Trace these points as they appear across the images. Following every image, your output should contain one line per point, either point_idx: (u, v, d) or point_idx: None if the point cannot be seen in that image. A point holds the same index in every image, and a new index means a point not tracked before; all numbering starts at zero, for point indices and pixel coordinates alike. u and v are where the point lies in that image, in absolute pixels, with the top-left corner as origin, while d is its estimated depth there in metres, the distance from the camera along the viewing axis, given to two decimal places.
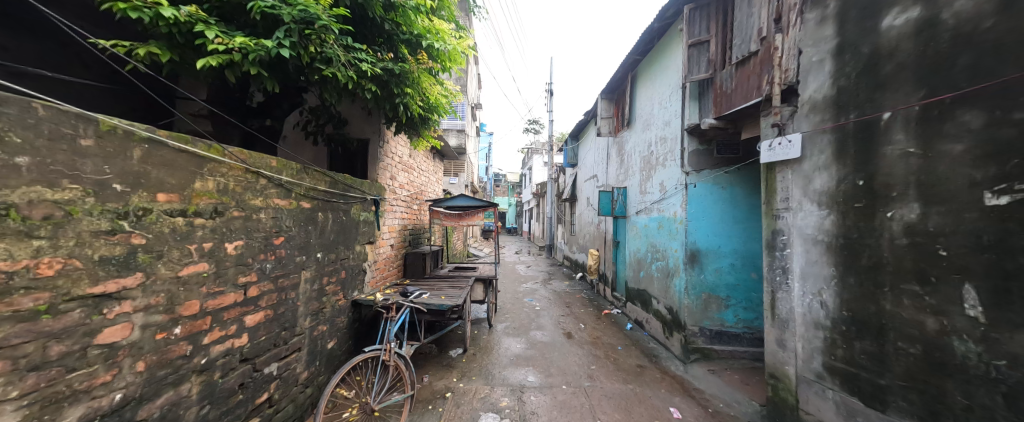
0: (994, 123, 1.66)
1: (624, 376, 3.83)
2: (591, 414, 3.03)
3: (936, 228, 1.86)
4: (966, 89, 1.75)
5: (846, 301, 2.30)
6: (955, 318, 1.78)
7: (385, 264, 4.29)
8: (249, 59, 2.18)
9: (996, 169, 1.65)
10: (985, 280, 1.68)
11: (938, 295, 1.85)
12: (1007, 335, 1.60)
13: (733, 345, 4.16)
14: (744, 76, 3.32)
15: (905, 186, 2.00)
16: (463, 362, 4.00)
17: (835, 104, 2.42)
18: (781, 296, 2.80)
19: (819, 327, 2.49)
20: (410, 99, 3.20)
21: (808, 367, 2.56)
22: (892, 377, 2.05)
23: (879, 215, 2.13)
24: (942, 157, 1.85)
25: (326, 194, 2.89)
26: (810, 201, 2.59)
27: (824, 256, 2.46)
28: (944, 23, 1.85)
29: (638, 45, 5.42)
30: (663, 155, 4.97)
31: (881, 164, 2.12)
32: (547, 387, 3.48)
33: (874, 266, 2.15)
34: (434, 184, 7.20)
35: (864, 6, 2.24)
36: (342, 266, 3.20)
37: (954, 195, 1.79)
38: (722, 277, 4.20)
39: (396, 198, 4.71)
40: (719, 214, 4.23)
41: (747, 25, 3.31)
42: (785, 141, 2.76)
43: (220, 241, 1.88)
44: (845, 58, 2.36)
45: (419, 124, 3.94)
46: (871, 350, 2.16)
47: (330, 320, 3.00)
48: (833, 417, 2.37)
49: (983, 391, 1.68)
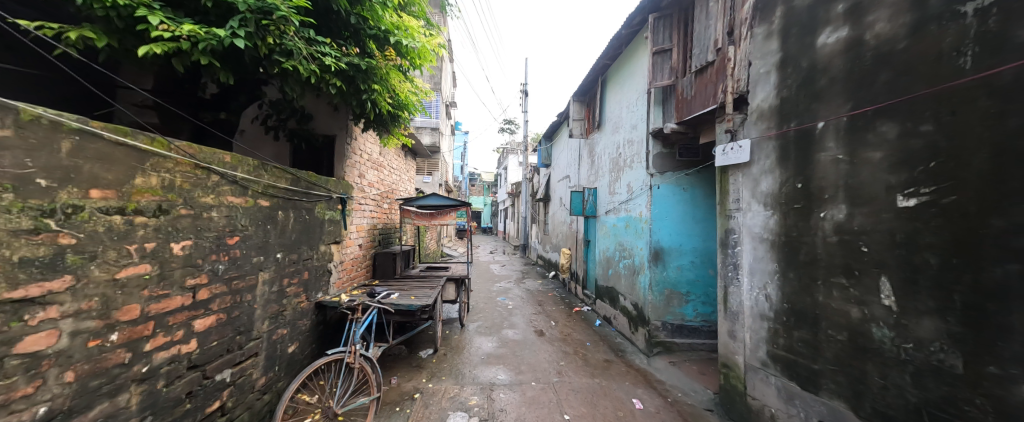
0: (907, 134, 1.87)
1: (591, 370, 3.95)
2: (559, 409, 3.11)
3: (859, 227, 2.08)
4: (882, 103, 1.97)
5: (787, 294, 2.52)
6: (873, 307, 1.99)
7: (353, 264, 4.17)
8: (199, 48, 2.06)
9: (905, 174, 1.87)
10: (898, 273, 1.89)
11: (861, 287, 2.07)
12: (915, 321, 1.81)
13: (693, 338, 4.40)
14: (702, 85, 3.53)
15: (836, 189, 2.22)
16: (433, 362, 3.97)
17: (779, 114, 2.64)
18: (733, 290, 3.01)
19: (764, 318, 2.70)
20: (378, 96, 3.14)
21: (755, 355, 2.77)
22: (823, 362, 2.26)
23: (814, 215, 2.35)
24: (864, 163, 2.06)
25: (287, 192, 2.77)
26: (757, 202, 2.81)
27: (769, 253, 2.67)
28: (867, 43, 2.07)
29: (607, 50, 5.59)
30: (630, 157, 5.18)
31: (817, 169, 2.34)
32: (516, 384, 3.53)
33: (810, 261, 2.37)
34: (406, 183, 7.06)
35: (804, 24, 2.45)
36: (305, 266, 3.09)
37: (874, 197, 2.00)
38: (683, 274, 4.43)
39: (365, 197, 4.59)
40: (681, 214, 4.47)
41: (705, 36, 3.51)
42: (737, 146, 2.97)
43: (165, 241, 1.76)
44: (787, 71, 2.58)
45: (388, 122, 3.84)
46: (807, 338, 2.37)
47: (291, 323, 2.88)
48: (776, 401, 2.58)
49: (896, 372, 1.89)
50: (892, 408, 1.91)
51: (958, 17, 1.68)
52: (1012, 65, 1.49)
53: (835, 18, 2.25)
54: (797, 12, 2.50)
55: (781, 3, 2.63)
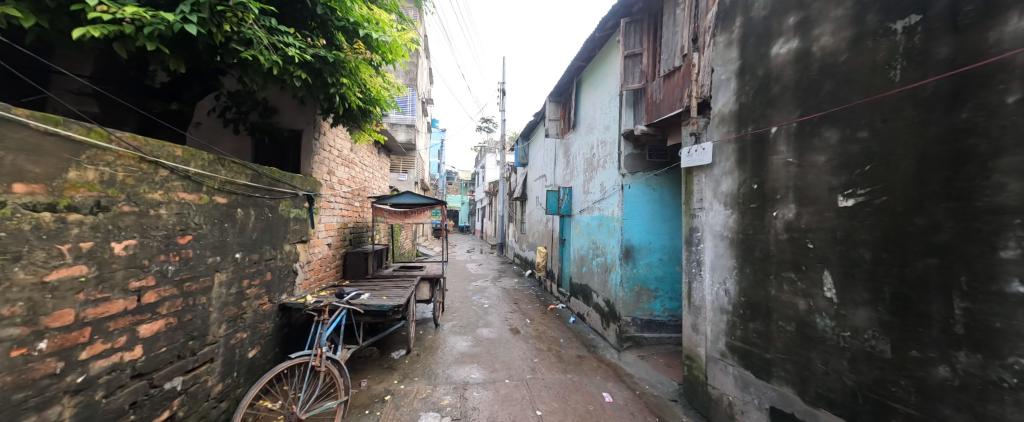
0: (846, 139, 2.03)
1: (564, 366, 4.02)
2: (531, 406, 3.14)
3: (806, 225, 2.25)
4: (827, 110, 2.14)
5: (744, 288, 2.68)
6: (818, 299, 2.16)
7: (321, 265, 4.01)
8: (144, 33, 1.91)
9: (845, 176, 2.03)
10: (838, 268, 2.06)
11: (807, 281, 2.23)
12: (852, 311, 1.98)
13: (661, 332, 4.58)
14: (670, 89, 3.69)
15: (786, 190, 2.38)
16: (406, 363, 3.90)
17: (738, 118, 2.79)
18: (696, 286, 3.17)
19: (723, 311, 2.86)
20: (347, 90, 3.05)
21: (715, 347, 2.92)
22: (775, 351, 2.42)
23: (768, 214, 2.51)
24: (811, 166, 2.22)
25: (247, 189, 2.63)
26: (718, 202, 2.96)
27: (729, 250, 2.83)
28: (814, 55, 2.23)
29: (582, 52, 5.70)
30: (603, 158, 5.31)
31: (770, 171, 2.50)
32: (490, 382, 3.54)
33: (764, 257, 2.53)
34: (379, 181, 6.89)
35: (759, 34, 2.61)
36: (267, 267, 2.94)
37: (819, 198, 2.17)
38: (652, 271, 4.60)
39: (334, 195, 4.43)
40: (651, 213, 4.63)
41: (672, 42, 3.65)
42: (700, 148, 3.13)
43: (104, 241, 1.62)
44: (745, 78, 2.74)
45: (359, 117, 3.72)
46: (761, 329, 2.53)
47: (251, 327, 2.74)
48: (733, 389, 2.73)
49: (836, 358, 2.06)
50: (833, 391, 2.07)
51: (889, 33, 1.85)
52: (934, 79, 1.66)
53: (786, 30, 2.41)
54: (754, 23, 2.66)
55: (740, 14, 2.79)
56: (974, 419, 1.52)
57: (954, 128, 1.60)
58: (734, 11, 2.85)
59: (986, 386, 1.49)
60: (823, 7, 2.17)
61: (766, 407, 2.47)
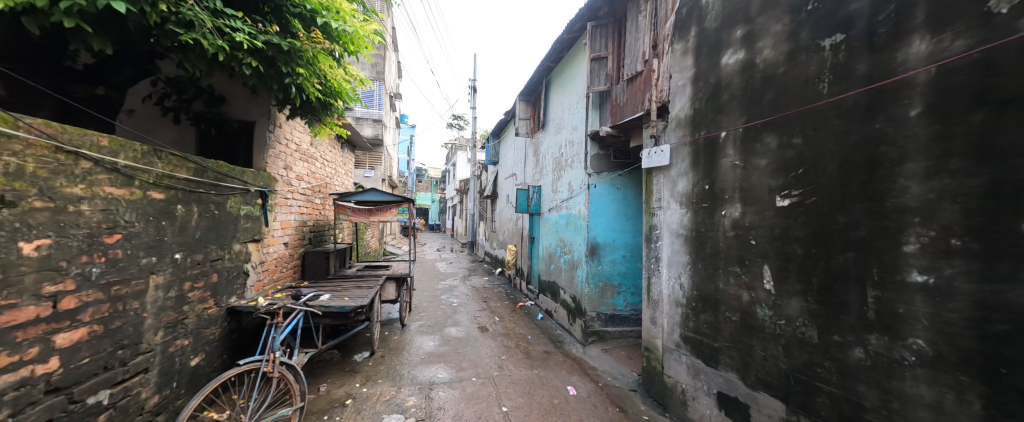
0: (783, 145, 2.22)
1: (530, 362, 4.08)
2: (496, 402, 3.16)
3: (749, 223, 2.44)
4: (768, 118, 2.33)
5: (696, 282, 2.86)
6: (759, 291, 2.36)
7: (276, 265, 3.78)
8: (61, 8, 1.70)
9: (783, 179, 2.23)
10: (776, 262, 2.26)
11: (750, 274, 2.42)
12: (786, 301, 2.18)
13: (623, 326, 4.77)
14: (633, 92, 3.85)
15: (733, 191, 2.56)
16: (369, 366, 3.78)
17: (692, 123, 2.97)
18: (655, 281, 3.35)
19: (678, 304, 3.04)
20: (304, 81, 2.89)
21: (670, 338, 3.10)
22: (722, 340, 2.61)
23: (717, 213, 2.70)
24: (754, 169, 2.41)
25: (189, 183, 2.43)
26: (675, 201, 3.14)
27: (684, 247, 3.00)
28: (758, 66, 2.42)
29: (551, 53, 5.79)
30: (571, 158, 5.43)
31: (720, 173, 2.69)
32: (456, 381, 3.52)
33: (714, 253, 2.72)
34: (342, 177, 6.61)
35: (712, 44, 2.78)
36: (213, 268, 2.74)
37: (760, 198, 2.36)
38: (616, 268, 4.78)
39: (292, 191, 4.19)
40: (615, 211, 4.81)
41: (635, 47, 3.82)
42: (659, 150, 3.30)
43: (10, 240, 1.43)
44: (699, 85, 2.92)
45: (318, 110, 3.54)
46: (710, 320, 2.72)
47: (194, 333, 2.54)
48: (685, 377, 2.91)
49: (773, 344, 2.26)
50: (770, 375, 2.27)
51: (818, 49, 2.05)
52: (855, 92, 1.86)
53: (734, 42, 2.59)
54: (706, 34, 2.84)
55: (695, 23, 2.95)
56: (882, 393, 1.73)
57: (869, 137, 1.80)
58: (689, 21, 3.02)
59: (891, 364, 1.69)
60: (766, 23, 2.36)
61: (714, 392, 2.65)
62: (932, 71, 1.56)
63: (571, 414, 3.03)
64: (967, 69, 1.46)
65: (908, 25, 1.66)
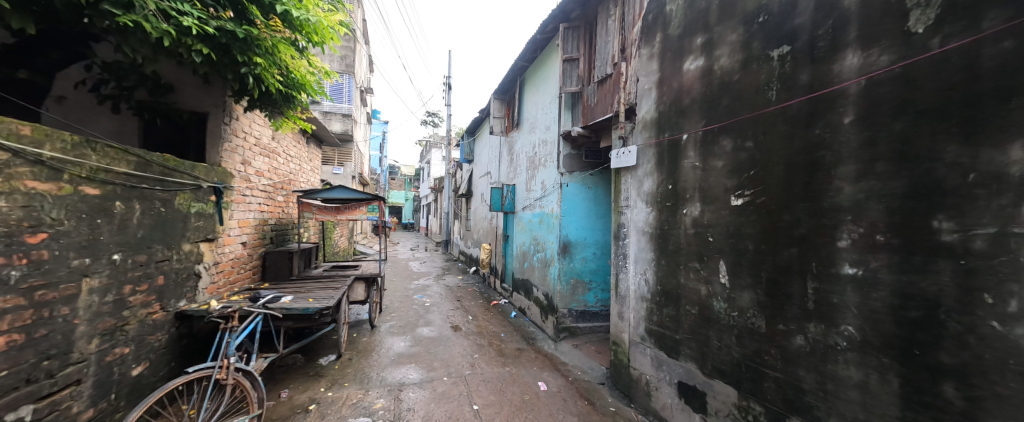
0: (738, 148, 2.37)
1: (503, 360, 4.11)
2: (467, 401, 3.15)
3: (707, 221, 2.59)
4: (724, 122, 2.47)
5: (659, 277, 3.00)
6: (715, 285, 2.51)
7: (233, 266, 3.56)
8: None
9: (737, 179, 2.37)
10: (730, 257, 2.40)
11: (708, 269, 2.57)
12: (739, 294, 2.33)
13: (594, 322, 4.90)
14: (604, 94, 3.96)
15: (693, 191, 2.70)
16: (335, 369, 3.65)
17: (657, 125, 3.10)
18: (623, 277, 3.47)
19: (643, 299, 3.17)
20: (263, 71, 2.74)
21: (636, 332, 3.23)
22: (682, 332, 2.75)
23: (679, 212, 2.84)
24: (711, 170, 2.56)
25: (129, 178, 2.24)
26: (641, 200, 3.26)
27: (649, 244, 3.13)
28: (715, 72, 2.56)
29: (524, 52, 5.83)
30: (544, 157, 5.50)
31: (681, 173, 2.82)
32: (427, 382, 3.47)
33: (675, 250, 2.85)
34: (308, 174, 6.31)
35: (675, 50, 2.91)
36: (159, 269, 2.53)
37: (717, 198, 2.51)
38: (587, 265, 4.90)
39: (251, 188, 3.95)
40: (586, 210, 4.92)
41: (605, 50, 3.93)
42: (627, 151, 3.42)
43: None
44: (663, 89, 3.04)
45: (280, 102, 3.36)
46: (672, 313, 2.86)
47: (136, 340, 2.34)
48: (650, 368, 3.04)
49: (727, 334, 2.41)
50: (724, 363, 2.42)
51: (768, 59, 2.20)
52: (798, 100, 2.02)
53: (695, 49, 2.73)
54: (670, 40, 2.96)
55: (660, 30, 3.08)
56: (818, 376, 1.89)
57: (809, 141, 1.96)
58: (655, 27, 3.14)
59: (827, 349, 1.85)
60: (723, 32, 2.50)
61: (675, 382, 2.79)
62: (862, 82, 1.72)
63: (541, 410, 3.07)
64: (890, 82, 1.62)
65: (843, 40, 1.82)
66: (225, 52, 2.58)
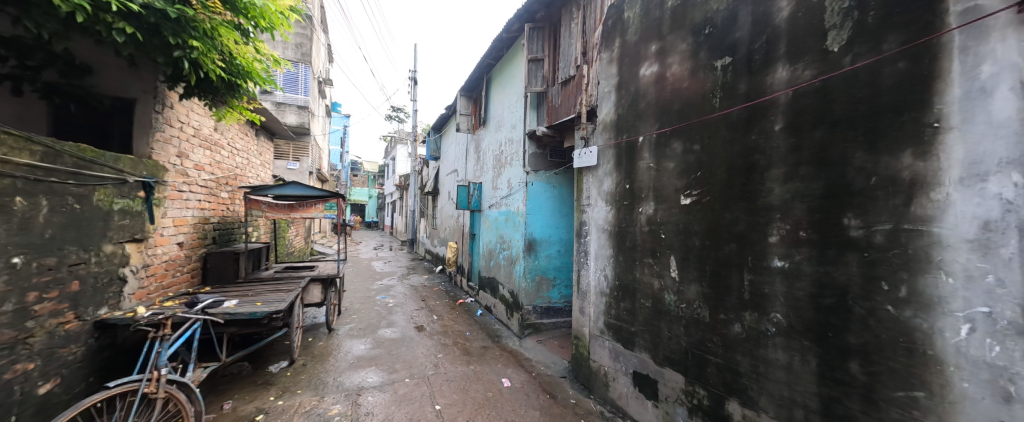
0: (687, 150, 2.53)
1: (467, 358, 4.10)
2: (430, 401, 3.11)
3: (660, 219, 2.74)
4: (675, 126, 2.63)
5: (617, 273, 3.14)
6: (666, 279, 2.66)
7: (167, 269, 3.23)
8: None
9: (686, 180, 2.54)
10: (680, 253, 2.57)
11: (660, 264, 2.73)
12: (687, 287, 2.50)
13: (558, 317, 5.02)
14: (567, 95, 4.06)
15: (648, 190, 2.85)
16: (287, 376, 3.44)
17: (616, 127, 3.23)
18: (584, 273, 3.59)
19: (603, 294, 3.30)
20: (201, 56, 2.51)
21: (596, 325, 3.36)
22: (637, 325, 2.90)
23: (635, 210, 2.98)
24: (664, 171, 2.72)
25: (36, 171, 1.98)
26: (601, 199, 3.39)
27: (608, 241, 3.26)
28: (667, 79, 2.72)
29: (490, 50, 5.81)
30: (510, 155, 5.53)
31: (637, 174, 2.97)
32: (388, 384, 3.38)
33: (632, 246, 3.00)
34: (258, 168, 5.88)
35: (632, 56, 3.04)
36: (73, 274, 2.25)
37: (668, 197, 2.67)
38: (551, 262, 5.00)
39: (189, 183, 3.61)
40: (551, 209, 5.02)
41: (569, 52, 4.03)
42: (588, 151, 3.53)
43: None
44: (621, 92, 3.18)
45: (221, 90, 3.09)
46: (628, 306, 3.00)
47: (44, 354, 2.06)
48: (608, 360, 3.18)
49: (676, 325, 2.57)
50: (674, 352, 2.58)
51: (713, 69, 2.37)
52: (737, 108, 2.20)
53: (650, 56, 2.88)
54: (628, 46, 3.10)
55: (619, 36, 3.21)
56: (752, 360, 2.08)
57: (746, 146, 2.14)
58: (614, 32, 3.27)
59: (759, 335, 2.04)
60: (674, 41, 2.66)
61: (630, 371, 2.94)
62: (789, 94, 1.91)
63: (504, 406, 3.10)
64: (812, 94, 1.81)
65: (774, 55, 2.00)
66: (154, 33, 2.33)
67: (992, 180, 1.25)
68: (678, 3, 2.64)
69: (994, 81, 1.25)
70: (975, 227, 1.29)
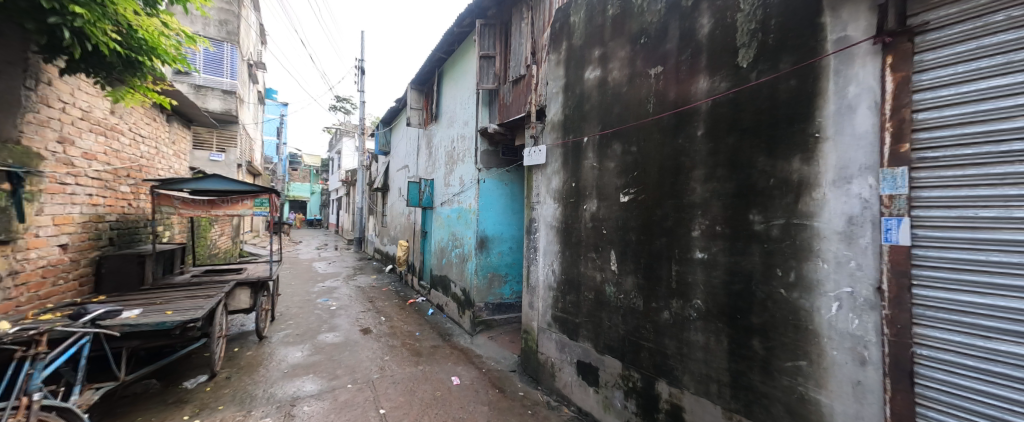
0: (626, 151, 2.71)
1: (415, 359, 3.99)
2: (373, 406, 2.98)
3: (602, 216, 2.90)
4: (616, 128, 2.80)
5: (563, 268, 3.27)
6: (607, 272, 2.83)
7: (43, 276, 2.71)
8: None
9: (625, 179, 2.71)
10: (619, 247, 2.74)
11: (602, 258, 2.89)
12: (625, 279, 2.68)
13: (509, 313, 5.09)
14: (518, 94, 4.13)
15: (591, 189, 3.00)
16: (206, 392, 3.08)
17: (563, 127, 3.35)
18: (533, 269, 3.68)
19: (550, 288, 3.42)
20: (88, 26, 2.14)
21: (544, 319, 3.47)
22: (581, 316, 3.05)
23: (580, 208, 3.12)
24: (606, 171, 2.88)
25: None
26: (550, 197, 3.49)
27: (555, 237, 3.38)
28: (609, 83, 2.88)
29: (441, 44, 5.69)
30: (462, 152, 5.47)
31: (582, 173, 3.10)
32: (327, 392, 3.18)
33: (577, 242, 3.14)
34: (170, 159, 5.15)
35: (578, 59, 3.17)
36: None
37: (609, 195, 2.83)
38: (503, 259, 5.05)
39: (74, 174, 3.05)
40: (503, 206, 5.07)
41: (519, 52, 4.10)
42: (537, 149, 3.61)
43: None
44: (568, 94, 3.30)
45: (117, 67, 2.66)
46: (574, 299, 3.14)
47: None
48: (555, 351, 3.31)
49: (616, 314, 2.74)
50: (612, 339, 2.76)
51: (648, 76, 2.56)
52: (668, 113, 2.39)
53: (593, 60, 3.02)
54: (574, 50, 3.22)
55: (565, 39, 3.33)
56: (678, 343, 2.29)
57: (674, 149, 2.34)
58: (561, 35, 3.38)
59: (684, 320, 2.25)
60: (614, 48, 2.83)
61: (575, 361, 3.08)
62: (709, 103, 2.13)
63: (452, 404, 3.08)
64: (726, 104, 2.03)
65: (697, 67, 2.21)
66: None
67: (855, 182, 1.51)
68: (618, 12, 2.80)
69: (857, 100, 1.50)
70: (843, 221, 1.54)
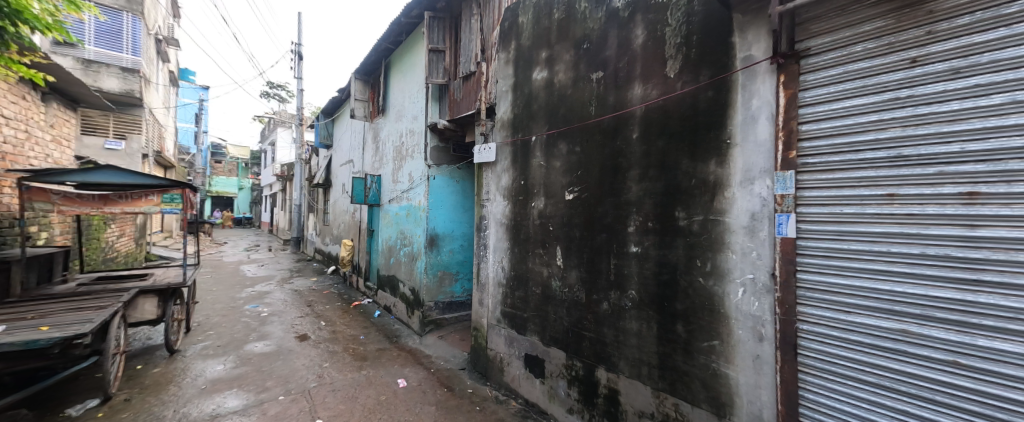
0: (571, 151, 2.82)
1: (358, 363, 3.79)
2: (309, 416, 2.78)
3: (549, 213, 3.00)
4: (561, 128, 2.91)
5: (512, 264, 3.32)
6: (553, 267, 2.94)
7: None
8: None
9: (570, 178, 2.83)
10: (565, 243, 2.85)
11: (548, 254, 2.99)
12: (570, 273, 2.80)
13: (460, 311, 5.05)
14: (468, 91, 4.10)
15: (539, 186, 3.09)
16: (98, 418, 2.63)
17: (512, 125, 3.40)
18: (483, 266, 3.69)
19: (500, 285, 3.46)
20: None
21: (493, 315, 3.50)
22: (529, 311, 3.13)
23: (529, 205, 3.19)
24: (552, 169, 2.98)
25: None
26: (500, 195, 3.52)
27: (505, 234, 3.42)
28: (555, 84, 2.98)
29: (388, 34, 5.43)
30: (411, 147, 5.28)
31: (531, 171, 3.18)
32: (254, 406, 2.90)
33: (525, 238, 3.21)
34: (46, 147, 4.29)
35: (527, 59, 3.23)
36: None
37: (556, 192, 2.94)
38: (454, 257, 4.98)
39: None
40: (453, 203, 4.99)
41: (469, 48, 4.07)
42: (487, 147, 3.62)
43: None
44: (517, 93, 3.35)
45: None
46: (522, 295, 3.21)
47: None
48: (504, 347, 3.35)
49: (561, 307, 2.86)
50: (557, 331, 2.87)
51: (590, 80, 2.69)
52: (607, 116, 2.55)
53: (540, 61, 3.10)
54: (522, 50, 3.28)
55: (514, 39, 3.37)
56: (615, 331, 2.46)
57: (613, 150, 2.49)
58: (510, 35, 3.41)
59: (620, 309, 2.42)
60: (560, 51, 2.93)
61: (523, 354, 3.16)
62: (643, 108, 2.30)
63: (396, 407, 2.99)
64: (657, 110, 2.22)
65: (632, 75, 2.39)
66: None
67: (756, 184, 1.74)
68: (564, 17, 2.91)
69: (758, 112, 1.74)
70: (747, 217, 1.77)
